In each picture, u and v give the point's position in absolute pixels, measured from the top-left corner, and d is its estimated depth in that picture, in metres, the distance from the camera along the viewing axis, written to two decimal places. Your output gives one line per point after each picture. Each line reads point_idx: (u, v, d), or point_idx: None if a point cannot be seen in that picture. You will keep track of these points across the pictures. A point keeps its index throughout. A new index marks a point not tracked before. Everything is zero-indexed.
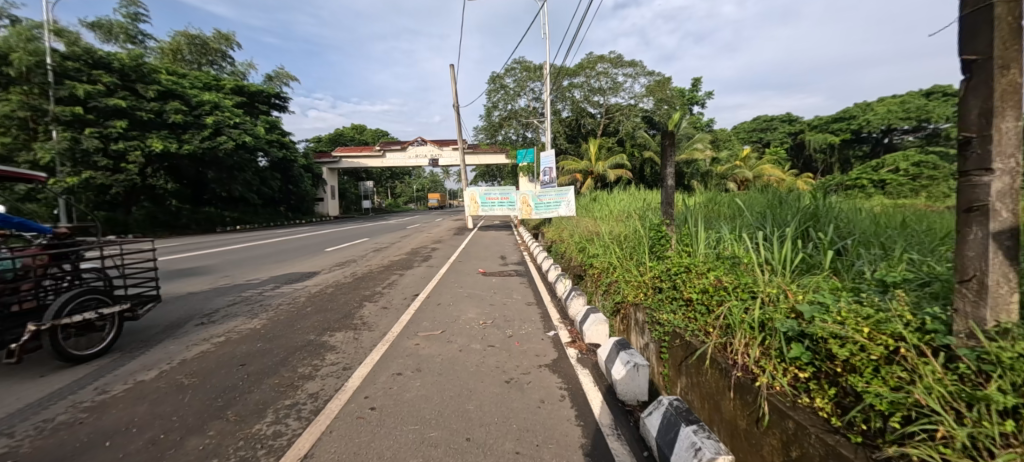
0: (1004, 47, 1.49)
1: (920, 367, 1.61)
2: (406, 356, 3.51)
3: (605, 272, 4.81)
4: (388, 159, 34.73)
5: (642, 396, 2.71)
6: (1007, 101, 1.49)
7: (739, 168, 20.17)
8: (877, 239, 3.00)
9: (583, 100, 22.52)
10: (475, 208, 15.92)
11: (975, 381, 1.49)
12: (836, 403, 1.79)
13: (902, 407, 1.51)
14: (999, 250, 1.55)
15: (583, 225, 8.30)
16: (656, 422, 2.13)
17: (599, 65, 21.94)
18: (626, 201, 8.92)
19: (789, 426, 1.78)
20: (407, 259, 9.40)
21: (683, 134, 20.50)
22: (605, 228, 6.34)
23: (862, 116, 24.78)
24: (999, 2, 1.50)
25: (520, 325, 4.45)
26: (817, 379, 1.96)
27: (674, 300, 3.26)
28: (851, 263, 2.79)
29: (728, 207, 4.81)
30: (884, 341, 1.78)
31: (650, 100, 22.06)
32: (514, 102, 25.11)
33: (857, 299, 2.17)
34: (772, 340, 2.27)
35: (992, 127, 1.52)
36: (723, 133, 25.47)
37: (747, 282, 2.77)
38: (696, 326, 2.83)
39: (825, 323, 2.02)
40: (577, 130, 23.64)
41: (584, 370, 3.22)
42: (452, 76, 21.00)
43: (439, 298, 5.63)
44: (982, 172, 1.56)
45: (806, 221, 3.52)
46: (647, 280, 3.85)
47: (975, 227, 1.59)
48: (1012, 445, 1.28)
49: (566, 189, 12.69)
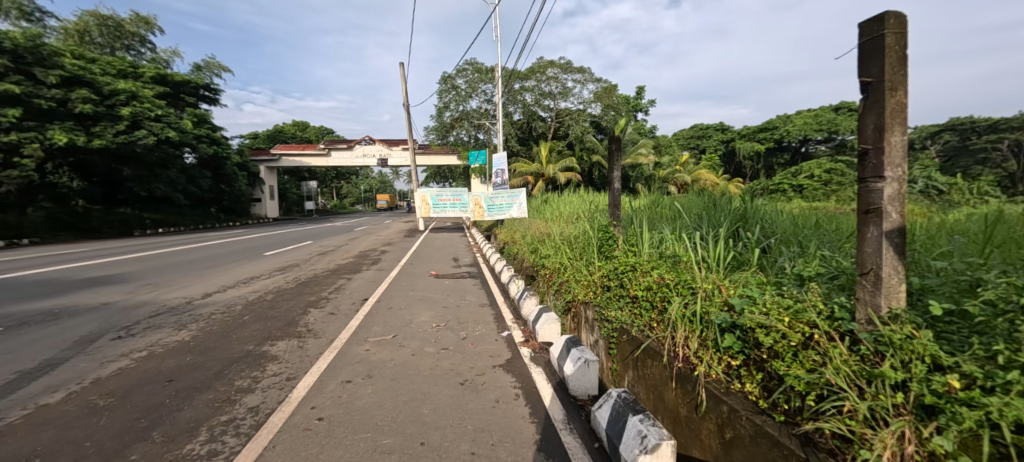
0: (891, 72, 1.75)
1: (830, 350, 1.84)
2: (356, 363, 3.37)
3: (556, 272, 4.89)
4: (333, 158, 33.16)
5: (593, 390, 2.81)
6: (894, 118, 1.74)
7: (679, 173, 21.36)
8: (795, 238, 3.33)
9: (534, 103, 23.00)
10: (426, 209, 15.46)
11: (873, 360, 1.73)
12: (762, 387, 2.05)
13: (816, 387, 1.75)
14: (891, 246, 1.80)
15: (534, 226, 8.46)
16: (606, 414, 2.21)
17: (549, 70, 22.43)
18: (576, 202, 9.21)
19: (724, 409, 2.04)
20: (355, 263, 9.01)
21: (628, 140, 21.55)
22: (556, 229, 6.47)
23: (783, 127, 27.60)
24: (888, 33, 1.73)
25: (473, 326, 4.44)
26: (746, 366, 2.20)
27: (620, 298, 3.42)
28: (774, 260, 3.07)
29: (668, 209, 5.11)
30: (802, 329, 1.99)
31: (598, 105, 22.83)
32: (466, 103, 25.07)
33: (778, 292, 2.40)
34: (708, 332, 2.48)
35: (884, 140, 1.76)
36: (665, 139, 26.94)
37: (686, 278, 2.95)
38: (642, 322, 3.00)
39: (753, 314, 2.24)
40: (528, 134, 24.19)
41: (537, 368, 3.28)
42: (401, 75, 20.51)
43: (390, 302, 5.47)
44: (877, 179, 1.80)
45: (736, 223, 3.83)
46: (596, 279, 3.99)
47: (872, 226, 1.84)
48: (901, 414, 1.53)
49: (517, 191, 12.81)
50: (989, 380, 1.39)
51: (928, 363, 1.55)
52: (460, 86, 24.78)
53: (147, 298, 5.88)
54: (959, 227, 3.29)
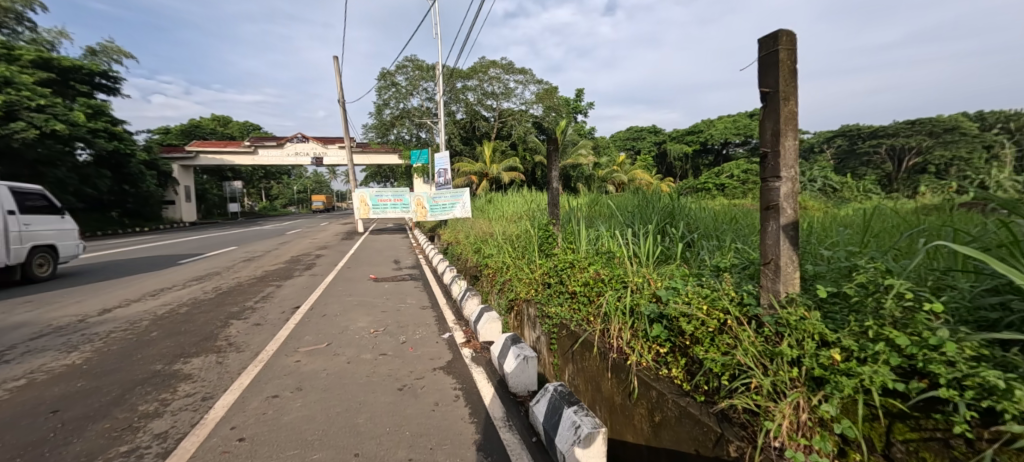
0: (785, 83, 1.96)
1: (740, 333, 2.03)
2: (284, 376, 3.14)
3: (498, 271, 4.91)
4: (260, 156, 30.69)
5: (532, 385, 2.87)
6: (788, 124, 1.96)
7: (616, 172, 22.36)
8: (715, 233, 3.60)
9: (476, 103, 22.95)
10: (366, 211, 14.74)
11: (774, 339, 1.94)
12: (685, 371, 2.24)
13: (729, 367, 1.95)
14: (786, 239, 2.02)
15: (478, 226, 8.44)
16: (543, 408, 2.25)
17: (491, 70, 22.49)
18: (518, 202, 9.31)
19: (653, 395, 2.20)
20: (285, 269, 8.41)
21: (568, 140, 22.22)
22: (498, 229, 6.49)
23: (707, 131, 30.01)
24: (781, 48, 1.94)
25: (414, 329, 4.33)
26: (672, 352, 2.39)
27: (560, 294, 3.52)
28: (696, 252, 3.31)
29: (604, 207, 5.32)
30: (717, 315, 2.18)
31: (539, 107, 23.28)
32: (406, 100, 24.39)
33: (698, 282, 2.59)
34: (638, 322, 2.63)
35: (779, 144, 1.97)
36: (604, 140, 28.10)
37: (619, 272, 3.10)
38: (580, 317, 3.11)
39: (677, 303, 2.41)
40: (472, 133, 24.11)
41: (477, 368, 3.28)
42: (336, 69, 19.53)
43: (324, 309, 5.17)
44: (774, 179, 2.01)
45: (664, 219, 4.06)
46: (537, 277, 4.06)
47: (772, 221, 2.05)
48: (796, 386, 1.75)
49: (460, 191, 12.71)
50: (862, 351, 1.61)
51: (817, 339, 1.76)
52: (400, 83, 24.07)
53: (27, 318, 5.04)
54: (845, 221, 3.75)
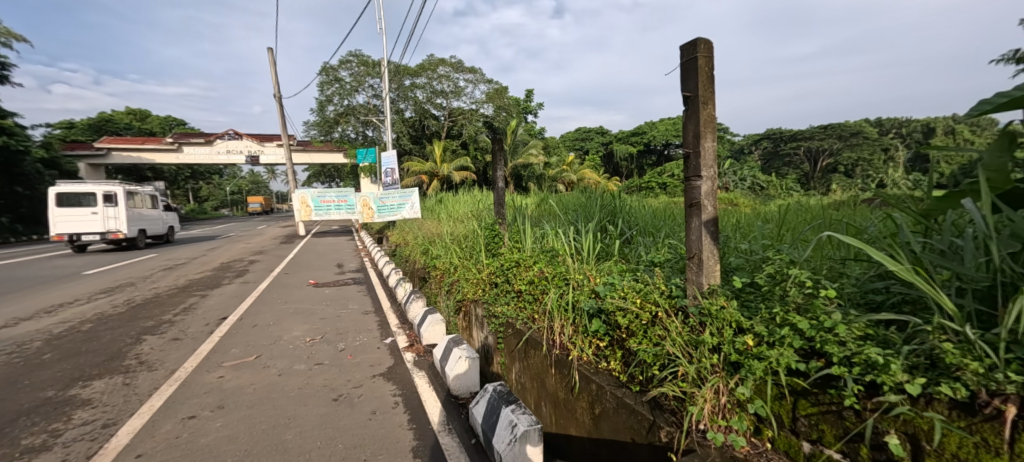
0: (702, 87, 2.08)
1: (670, 324, 2.14)
2: (205, 394, 2.89)
3: (446, 272, 4.85)
4: (186, 154, 28.04)
5: (473, 386, 2.87)
6: (707, 126, 2.09)
7: (566, 172, 22.89)
8: (652, 230, 3.77)
9: (425, 101, 22.52)
10: (307, 213, 13.81)
11: (699, 328, 2.07)
12: (621, 363, 2.33)
13: (660, 358, 2.05)
14: (707, 234, 2.15)
15: (426, 227, 8.27)
16: (481, 409, 2.25)
17: (440, 68, 22.18)
18: (467, 202, 9.25)
19: (593, 387, 2.27)
20: (213, 277, 7.77)
21: (519, 141, 22.42)
22: (446, 229, 6.40)
23: (650, 133, 31.52)
24: (699, 56, 2.06)
25: (354, 336, 4.16)
26: (610, 345, 2.47)
27: (507, 293, 3.53)
28: (634, 248, 3.45)
29: (551, 205, 5.39)
30: (649, 308, 2.28)
31: (489, 106, 23.28)
32: (351, 97, 23.43)
33: (634, 277, 2.70)
34: (579, 318, 2.69)
35: (699, 146, 2.10)
36: (554, 141, 28.62)
37: (562, 270, 3.16)
38: (525, 315, 3.14)
39: (614, 298, 2.49)
40: (421, 132, 23.64)
41: (420, 372, 3.22)
42: (272, 62, 18.42)
43: (255, 318, 4.82)
44: (695, 178, 2.14)
45: (607, 216, 4.18)
46: (484, 277, 4.05)
47: (695, 217, 2.18)
48: (718, 372, 1.87)
49: (409, 191, 12.44)
50: (770, 336, 1.75)
51: (733, 327, 1.89)
52: (344, 79, 23.11)
53: None
54: (767, 217, 4.05)
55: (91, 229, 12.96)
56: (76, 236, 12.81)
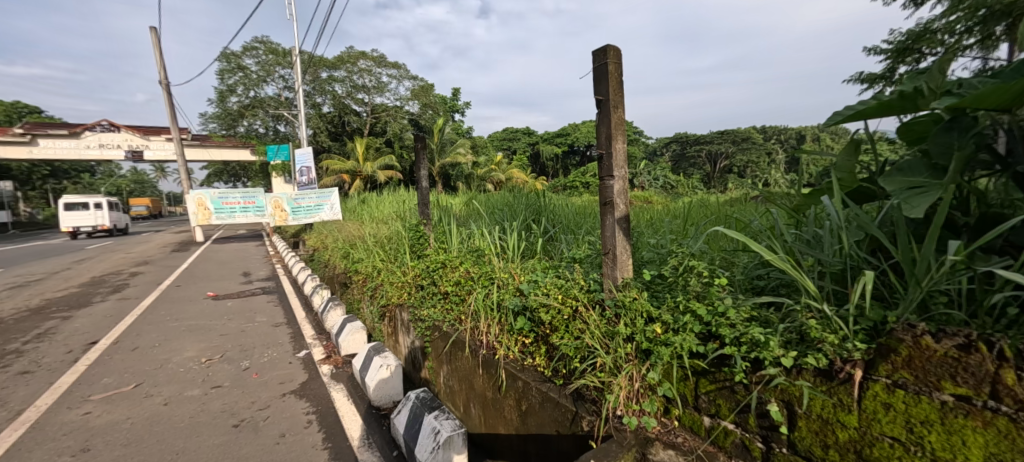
0: (613, 91, 2.21)
1: (589, 318, 2.24)
2: (64, 436, 2.42)
3: (368, 277, 4.61)
4: (43, 148, 23.40)
5: (397, 395, 2.76)
6: (617, 129, 2.22)
7: (494, 171, 23.09)
8: (573, 227, 3.92)
9: (345, 96, 21.25)
10: (206, 216, 12.21)
11: (614, 320, 2.19)
12: (546, 358, 2.40)
13: (581, 351, 2.14)
14: (620, 231, 2.29)
15: (345, 229, 7.80)
16: (403, 419, 2.17)
17: (360, 62, 21.07)
18: (391, 202, 8.89)
19: (519, 384, 2.32)
20: (81, 294, 6.57)
21: (446, 139, 22.11)
22: (368, 232, 6.09)
23: (574, 134, 33.02)
24: (608, 62, 2.18)
25: (262, 352, 3.78)
26: (534, 342, 2.53)
27: (433, 295, 3.45)
28: (557, 246, 3.57)
29: (478, 205, 5.38)
30: (570, 303, 2.37)
31: (415, 104, 22.65)
32: (259, 88, 21.34)
33: (557, 274, 2.78)
34: (505, 317, 2.71)
35: (611, 147, 2.23)
36: (482, 140, 28.65)
37: (488, 270, 3.15)
38: (452, 316, 3.09)
39: (537, 295, 2.55)
40: (341, 129, 22.27)
41: (337, 386, 3.02)
42: (157, 44, 16.04)
43: (137, 340, 4.16)
44: (609, 178, 2.26)
45: (532, 215, 4.26)
46: (409, 279, 3.91)
47: (609, 215, 2.30)
48: (631, 360, 2.00)
49: (327, 191, 11.74)
50: (674, 323, 1.91)
51: (644, 317, 2.03)
52: (250, 67, 20.99)
53: None
54: (672, 213, 4.44)
55: (87, 224, 19.87)
56: (76, 228, 19.73)
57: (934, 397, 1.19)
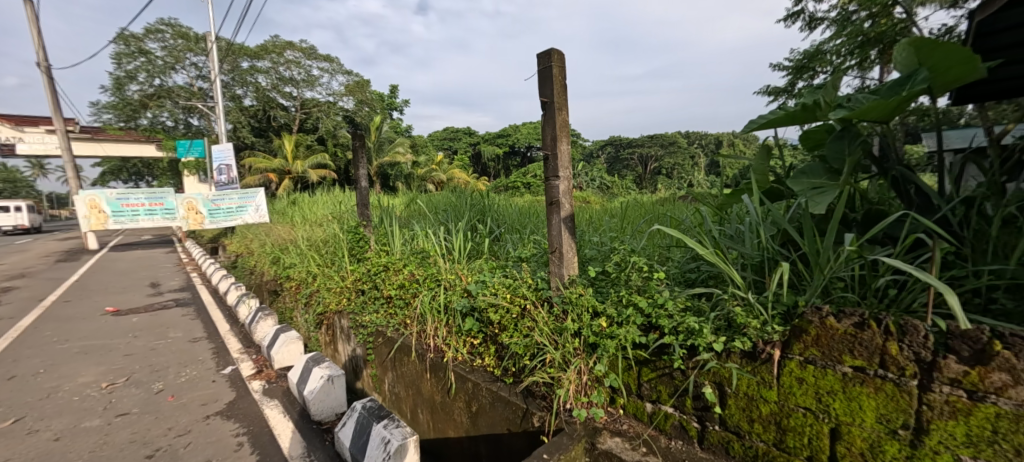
0: (557, 93, 2.27)
1: (537, 315, 2.29)
2: None
3: (302, 283, 4.28)
4: None
5: (340, 407, 2.61)
6: (562, 130, 2.30)
7: (435, 171, 22.61)
8: (518, 228, 3.97)
9: (270, 88, 19.54)
10: (100, 221, 10.51)
11: (561, 316, 2.25)
12: (496, 357, 2.42)
13: (530, 348, 2.18)
14: (565, 229, 2.36)
15: (275, 232, 7.17)
16: (350, 432, 2.06)
17: (287, 53, 19.50)
18: (327, 203, 8.33)
19: (469, 386, 2.32)
20: None
21: (384, 138, 21.23)
22: (301, 234, 5.64)
23: (514, 136, 33.45)
24: (552, 65, 2.25)
25: (179, 371, 3.35)
26: (483, 342, 2.53)
27: (375, 300, 3.30)
28: (503, 246, 3.58)
29: (421, 206, 5.23)
30: (518, 301, 2.40)
31: (349, 100, 21.45)
32: (165, 76, 18.87)
33: (504, 273, 2.79)
34: (452, 318, 2.67)
35: (556, 148, 2.30)
36: (422, 140, 27.95)
37: (433, 271, 3.07)
38: (396, 321, 2.98)
39: (485, 295, 2.54)
40: (266, 124, 20.46)
41: (272, 402, 2.78)
42: (29, 18, 13.53)
43: (11, 367, 3.47)
44: (554, 177, 2.33)
45: (477, 215, 4.23)
46: (348, 284, 3.70)
47: (555, 214, 2.36)
48: (578, 354, 2.08)
49: (251, 192, 10.64)
50: (618, 317, 2.02)
51: (589, 313, 2.11)
52: (154, 52, 18.49)
53: None
54: (613, 212, 4.67)
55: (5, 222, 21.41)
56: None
57: (837, 368, 1.45)
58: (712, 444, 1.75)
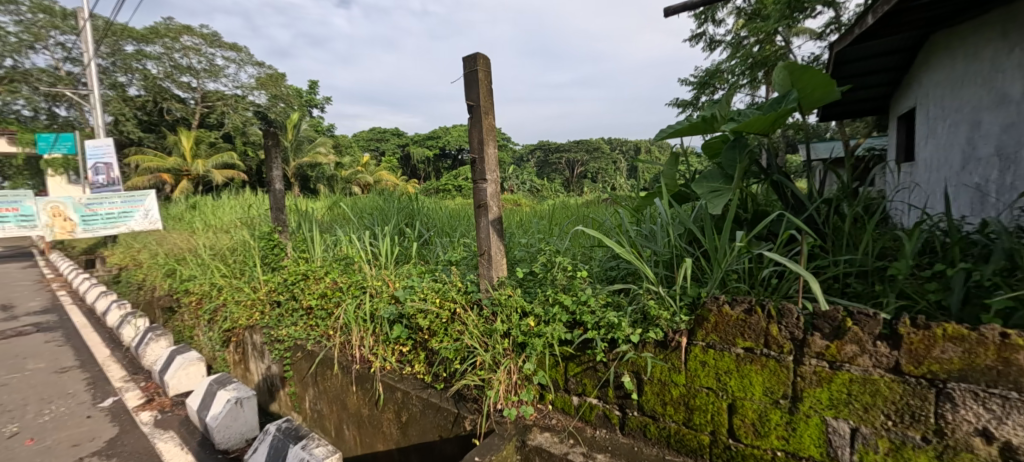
0: (483, 96, 2.29)
1: (467, 318, 2.28)
2: None
3: (205, 297, 3.80)
4: None
5: (250, 432, 2.37)
6: (489, 134, 2.32)
7: (361, 173, 21.50)
8: (448, 231, 3.91)
9: (162, 77, 17.13)
10: None
11: (491, 318, 2.27)
12: (426, 364, 2.37)
13: (461, 352, 2.17)
14: (494, 231, 2.38)
15: (169, 241, 6.29)
16: (261, 457, 1.88)
17: (184, 38, 17.28)
18: (234, 207, 7.51)
19: (399, 396, 2.25)
20: None
21: (303, 136, 19.71)
22: (203, 242, 5.01)
23: (445, 138, 33.02)
24: (479, 69, 2.26)
25: (39, 409, 2.79)
26: (412, 349, 2.46)
27: (293, 312, 3.05)
28: (433, 250, 3.50)
29: (345, 209, 4.93)
30: (448, 306, 2.37)
31: (262, 94, 19.58)
32: (20, 56, 15.70)
33: (434, 278, 2.73)
34: (379, 326, 2.55)
35: (483, 151, 2.32)
36: (347, 140, 26.43)
37: (357, 278, 2.91)
38: (317, 333, 2.78)
39: (413, 301, 2.47)
40: (158, 117, 17.88)
41: (166, 434, 2.44)
42: None
43: None
44: (482, 180, 2.35)
45: (405, 219, 4.08)
46: (261, 296, 3.37)
47: (484, 217, 2.38)
48: (508, 355, 2.11)
49: (140, 195, 9.06)
50: (544, 315, 2.08)
51: (518, 313, 2.16)
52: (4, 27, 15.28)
53: None
54: (539, 215, 4.82)
55: None
56: None
57: (732, 350, 1.65)
58: (632, 429, 1.89)
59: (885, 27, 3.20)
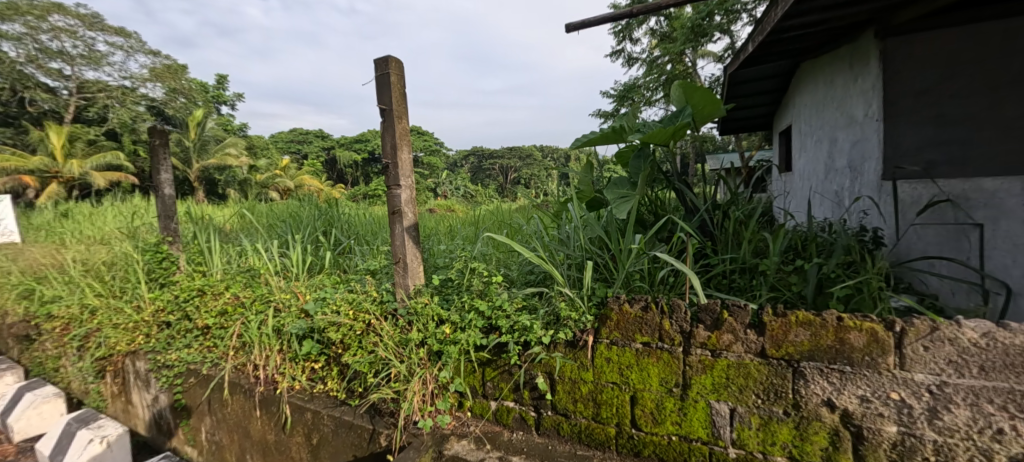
0: (395, 101, 2.25)
1: (381, 330, 2.20)
2: None
3: (73, 321, 3.27)
4: None
5: None
6: (402, 139, 2.29)
7: (279, 176, 19.91)
8: (369, 239, 3.74)
9: (24, 62, 14.52)
10: None
11: (406, 328, 2.21)
12: (339, 379, 2.25)
13: (376, 365, 2.09)
14: (409, 238, 2.34)
15: (20, 257, 5.31)
16: None
17: (53, 18, 14.86)
18: (111, 217, 6.55)
19: (308, 416, 2.12)
20: None
21: (208, 136, 17.76)
22: (69, 257, 4.32)
23: (374, 141, 31.77)
24: (390, 73, 2.22)
25: None
26: (325, 365, 2.32)
27: (186, 333, 2.73)
28: (351, 258, 3.32)
29: (251, 217, 4.51)
30: (362, 317, 2.27)
31: (157, 87, 17.39)
32: None
33: (349, 288, 2.60)
34: (287, 343, 2.37)
35: (397, 157, 2.27)
36: (263, 141, 24.33)
37: (262, 292, 2.68)
38: (214, 355, 2.52)
39: (324, 315, 2.33)
40: (18, 108, 15.09)
41: None
42: None
43: None
44: (396, 186, 2.30)
45: (322, 226, 3.81)
46: (147, 317, 2.97)
47: (400, 223, 2.33)
48: (425, 366, 2.07)
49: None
50: (461, 322, 2.08)
51: (435, 321, 2.13)
52: None
53: None
54: (461, 221, 4.81)
55: None
56: None
57: (632, 346, 1.78)
58: (546, 429, 1.95)
59: (764, 54, 3.67)
